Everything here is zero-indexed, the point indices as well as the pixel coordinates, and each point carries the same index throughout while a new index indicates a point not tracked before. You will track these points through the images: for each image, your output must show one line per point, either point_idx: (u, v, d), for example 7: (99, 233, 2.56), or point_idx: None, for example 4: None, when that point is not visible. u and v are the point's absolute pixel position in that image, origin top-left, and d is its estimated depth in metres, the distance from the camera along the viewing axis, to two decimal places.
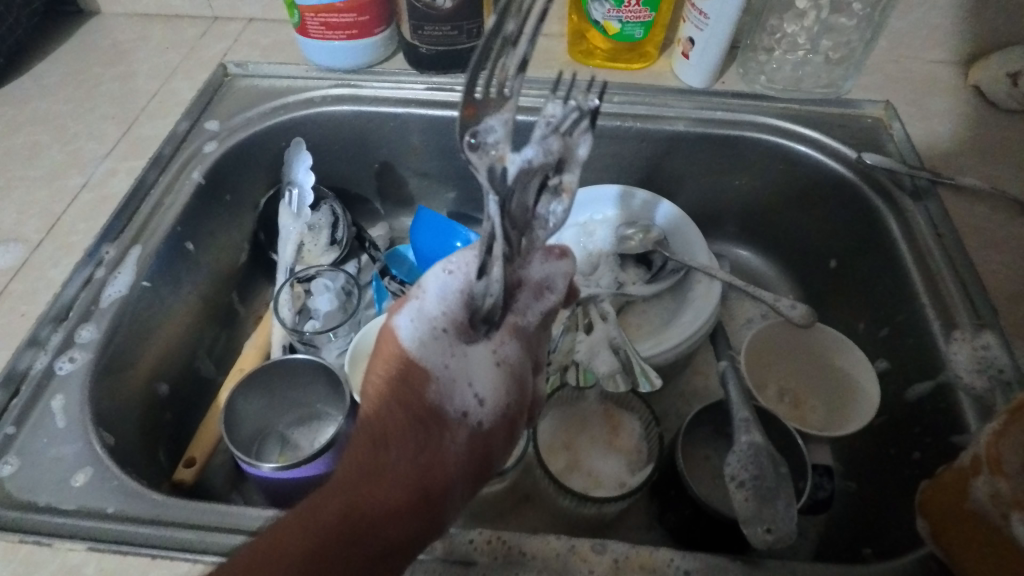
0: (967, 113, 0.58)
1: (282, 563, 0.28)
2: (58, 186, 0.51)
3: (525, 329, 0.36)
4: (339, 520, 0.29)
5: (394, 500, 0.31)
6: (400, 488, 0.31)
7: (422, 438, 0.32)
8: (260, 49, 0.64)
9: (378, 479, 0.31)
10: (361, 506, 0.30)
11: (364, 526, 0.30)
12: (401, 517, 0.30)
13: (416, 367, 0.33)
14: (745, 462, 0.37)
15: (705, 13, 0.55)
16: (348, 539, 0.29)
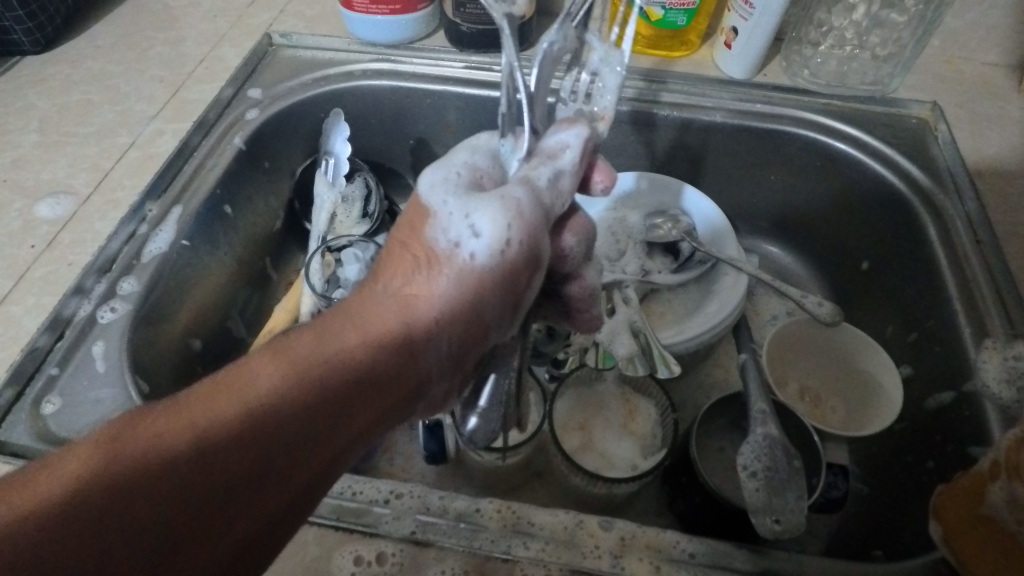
0: (1018, 118, 0.56)
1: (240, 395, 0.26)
2: (107, 143, 0.53)
3: (540, 185, 0.32)
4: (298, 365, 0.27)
5: (363, 370, 0.28)
6: (371, 358, 0.29)
7: (402, 328, 0.30)
8: (305, 20, 0.65)
9: (344, 346, 0.28)
10: (323, 368, 0.28)
11: (325, 390, 0.27)
12: (367, 384, 0.29)
13: (419, 216, 0.31)
14: (758, 453, 0.38)
15: (751, 2, 0.54)
16: (309, 377, 0.27)
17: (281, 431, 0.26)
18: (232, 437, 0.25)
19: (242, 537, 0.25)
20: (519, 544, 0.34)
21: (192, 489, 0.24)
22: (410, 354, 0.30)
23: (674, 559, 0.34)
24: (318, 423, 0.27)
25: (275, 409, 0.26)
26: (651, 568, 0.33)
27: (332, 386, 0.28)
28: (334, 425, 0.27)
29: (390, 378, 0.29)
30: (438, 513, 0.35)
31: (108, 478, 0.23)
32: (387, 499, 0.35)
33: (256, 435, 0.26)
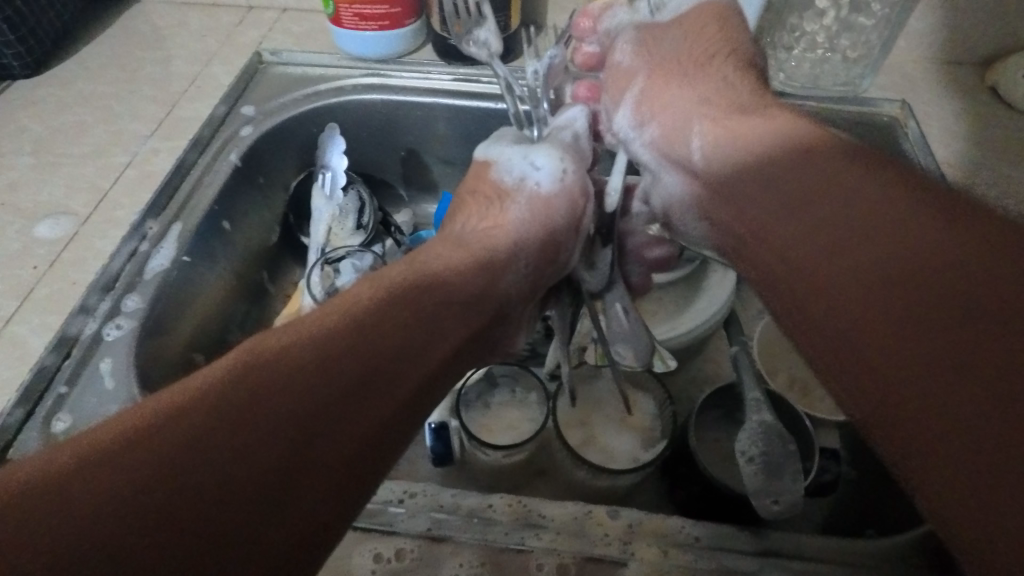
0: (982, 114, 0.59)
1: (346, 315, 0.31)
2: (104, 163, 0.54)
3: (577, 143, 0.46)
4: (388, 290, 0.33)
5: (460, 290, 0.35)
6: (461, 279, 0.36)
7: (483, 257, 0.38)
8: (294, 37, 0.66)
9: (439, 272, 0.35)
10: (431, 282, 0.34)
11: (432, 301, 0.33)
12: (461, 301, 0.35)
13: (485, 165, 0.44)
14: (754, 439, 0.39)
15: (727, 10, 0.56)
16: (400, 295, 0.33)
17: (401, 331, 0.31)
18: (364, 334, 0.30)
19: (363, 434, 0.28)
20: (532, 535, 0.35)
21: (335, 372, 0.29)
22: (494, 275, 0.37)
23: (679, 543, 0.35)
24: (429, 329, 0.32)
25: (396, 311, 0.32)
26: (658, 552, 0.35)
27: (438, 300, 0.34)
28: (426, 338, 0.32)
29: (478, 297, 0.36)
30: (451, 510, 0.36)
31: (271, 362, 0.28)
32: (401, 499, 0.36)
33: (381, 336, 0.31)
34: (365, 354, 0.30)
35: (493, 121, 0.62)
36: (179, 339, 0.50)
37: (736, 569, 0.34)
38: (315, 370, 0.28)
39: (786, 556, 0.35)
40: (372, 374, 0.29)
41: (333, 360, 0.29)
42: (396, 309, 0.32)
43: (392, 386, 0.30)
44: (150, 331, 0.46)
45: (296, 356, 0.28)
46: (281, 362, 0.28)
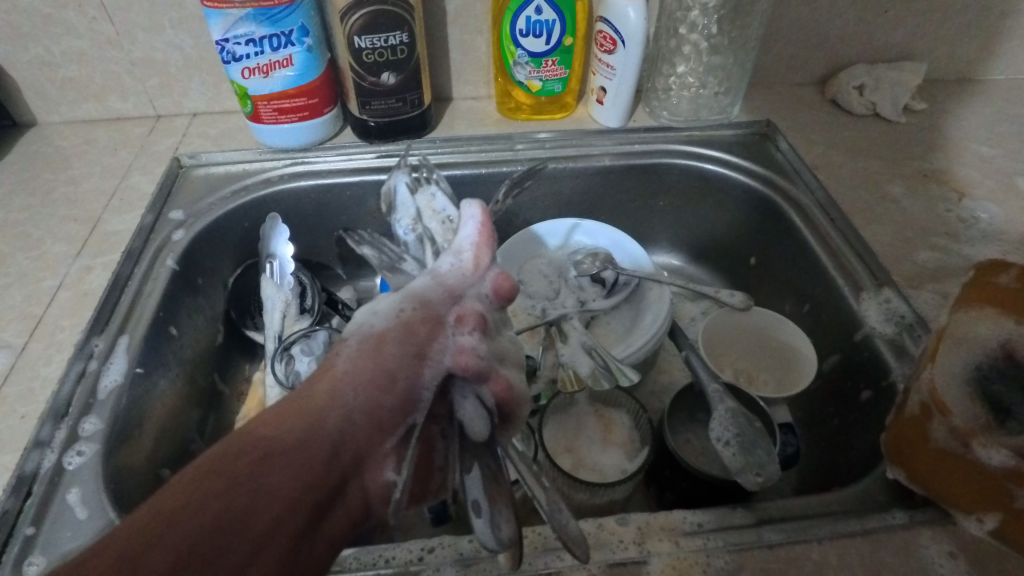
0: (832, 121, 0.71)
1: (145, 520, 0.25)
2: (33, 290, 0.53)
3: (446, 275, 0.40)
4: (209, 470, 0.27)
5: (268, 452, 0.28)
6: (267, 435, 0.28)
7: (293, 410, 0.30)
8: (210, 139, 0.68)
9: (223, 438, 0.28)
10: (247, 458, 0.27)
11: (222, 484, 0.26)
12: (276, 468, 0.27)
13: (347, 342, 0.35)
14: (726, 424, 0.45)
15: (612, 65, 0.64)
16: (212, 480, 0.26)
17: (176, 534, 0.25)
18: (156, 531, 0.24)
19: None
20: (555, 558, 0.37)
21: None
22: (310, 427, 0.29)
23: (687, 532, 0.38)
24: (215, 521, 0.25)
25: (167, 512, 0.25)
26: (672, 545, 0.37)
27: (224, 480, 0.26)
28: (228, 544, 0.25)
29: (301, 454, 0.28)
30: (474, 555, 0.37)
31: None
32: (422, 557, 0.37)
33: (147, 550, 0.24)
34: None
35: None
36: (143, 453, 0.48)
37: (742, 542, 0.37)
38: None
39: (780, 520, 0.39)
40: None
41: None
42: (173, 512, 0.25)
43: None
44: (114, 451, 0.44)
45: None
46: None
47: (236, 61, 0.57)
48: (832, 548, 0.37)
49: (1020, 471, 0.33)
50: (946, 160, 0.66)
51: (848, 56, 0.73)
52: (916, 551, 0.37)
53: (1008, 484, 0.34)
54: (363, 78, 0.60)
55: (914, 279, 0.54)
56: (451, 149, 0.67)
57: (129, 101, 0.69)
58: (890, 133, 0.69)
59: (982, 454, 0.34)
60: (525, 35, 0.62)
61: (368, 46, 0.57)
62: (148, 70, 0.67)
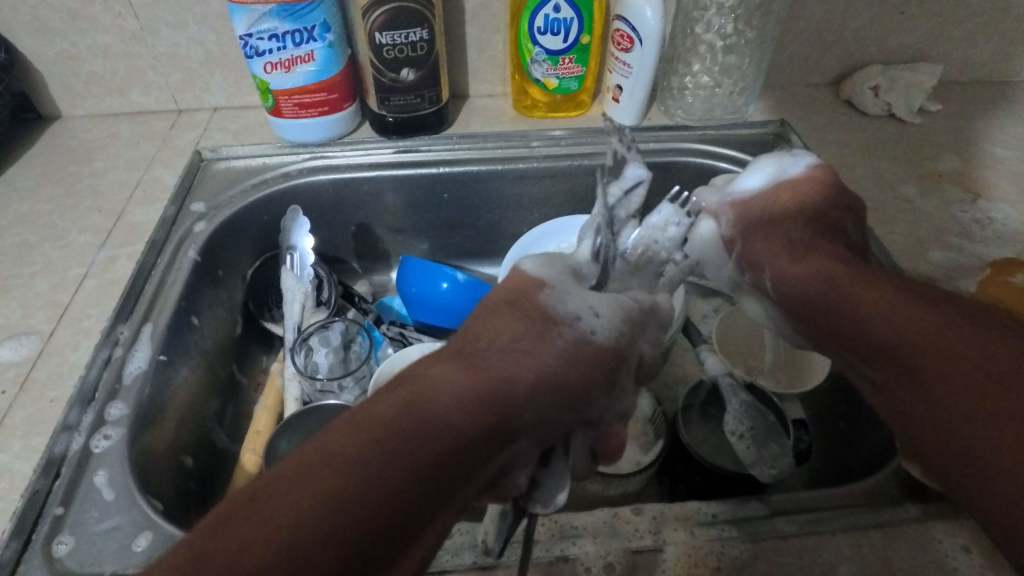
0: (846, 121, 0.71)
1: (303, 493, 0.26)
2: (59, 278, 0.54)
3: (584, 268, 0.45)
4: (364, 443, 0.27)
5: (443, 435, 0.29)
6: (475, 423, 0.30)
7: (476, 393, 0.31)
8: (230, 133, 0.69)
9: (458, 397, 0.30)
10: (445, 419, 0.29)
11: (406, 457, 0.27)
12: (442, 458, 0.28)
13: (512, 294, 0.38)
14: (740, 418, 0.46)
15: (628, 63, 0.64)
16: (371, 455, 0.27)
17: (340, 523, 0.25)
18: (335, 497, 0.26)
19: None
20: (571, 545, 0.37)
21: (272, 565, 0.24)
22: (517, 409, 0.32)
23: (702, 523, 0.38)
24: (421, 489, 0.27)
25: (336, 467, 0.27)
26: (686, 534, 0.38)
27: (411, 448, 0.28)
28: (386, 543, 0.26)
29: (480, 440, 0.30)
30: None
31: (211, 556, 0.25)
32: (440, 542, 0.38)
33: (323, 527, 0.25)
34: (297, 534, 0.25)
35: (438, 184, 0.67)
36: (166, 439, 0.49)
37: (756, 533, 0.38)
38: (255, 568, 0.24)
39: (794, 512, 0.39)
40: (330, 565, 0.25)
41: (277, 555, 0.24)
42: (356, 467, 0.27)
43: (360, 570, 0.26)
44: (139, 436, 0.45)
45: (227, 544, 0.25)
46: (257, 548, 0.25)
47: (258, 56, 0.58)
48: (844, 540, 0.38)
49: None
50: (961, 161, 0.66)
51: (862, 57, 0.73)
52: (928, 544, 0.38)
53: None
54: (383, 74, 0.61)
55: (928, 277, 0.54)
56: (468, 145, 0.68)
57: (152, 95, 0.70)
58: (904, 134, 0.69)
59: None
60: (542, 33, 0.62)
61: (388, 42, 0.58)
62: (171, 65, 0.68)
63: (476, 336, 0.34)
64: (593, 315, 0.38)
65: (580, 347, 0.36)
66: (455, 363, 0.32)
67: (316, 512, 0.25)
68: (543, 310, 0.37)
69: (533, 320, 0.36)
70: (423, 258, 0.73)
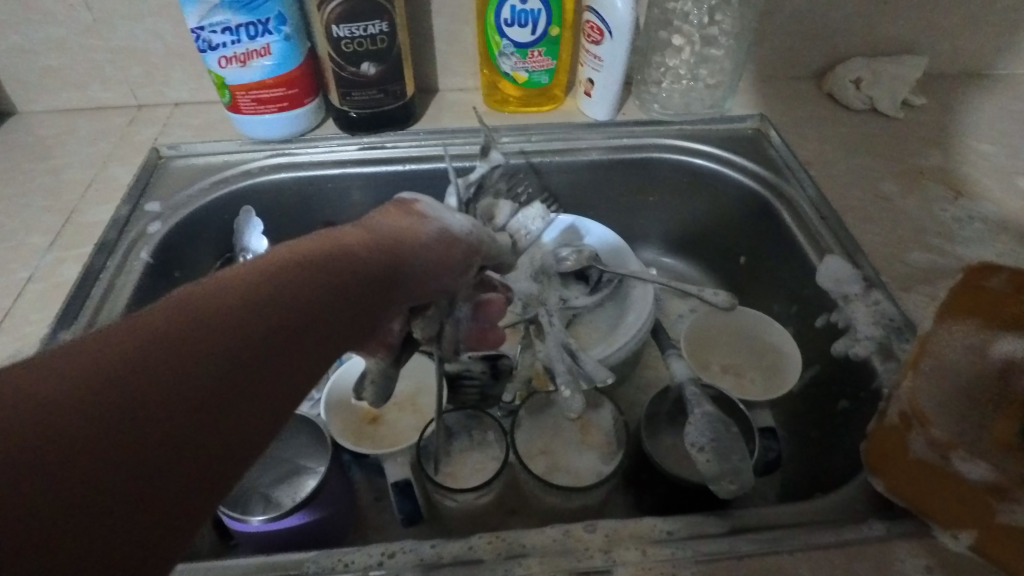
0: (827, 116, 0.69)
1: (220, 296, 0.25)
2: (4, 281, 0.52)
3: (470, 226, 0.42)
4: (277, 262, 0.28)
5: (330, 265, 0.30)
6: (362, 265, 0.31)
7: (378, 245, 0.33)
8: (191, 130, 0.67)
9: (352, 253, 0.31)
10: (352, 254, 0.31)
11: (299, 295, 0.28)
12: (352, 289, 0.30)
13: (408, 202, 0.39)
14: (702, 429, 0.44)
15: (600, 56, 0.62)
16: (288, 268, 0.28)
17: (261, 321, 0.26)
18: (256, 305, 0.26)
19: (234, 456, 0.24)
20: (516, 565, 0.36)
21: (152, 388, 0.22)
22: (395, 263, 0.34)
23: (655, 541, 0.37)
24: (312, 321, 0.28)
25: (224, 299, 0.25)
26: (639, 553, 0.36)
27: (301, 288, 0.28)
28: (302, 354, 0.27)
29: (367, 281, 0.31)
30: (435, 560, 0.36)
31: (65, 387, 0.21)
32: (382, 561, 0.36)
33: (242, 328, 0.25)
34: (186, 360, 0.23)
35: (405, 182, 0.65)
36: None
37: (712, 552, 0.36)
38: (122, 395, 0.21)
39: (753, 529, 0.37)
40: (223, 378, 0.24)
41: (157, 373, 0.22)
42: (243, 295, 0.26)
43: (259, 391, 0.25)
44: None
45: (83, 378, 0.21)
46: (128, 374, 0.22)
47: (212, 49, 0.56)
48: (804, 560, 0.36)
49: (1001, 485, 0.33)
50: (945, 157, 0.64)
51: (846, 49, 0.71)
52: (891, 564, 0.36)
53: (990, 498, 0.34)
54: (343, 68, 0.58)
55: (905, 279, 0.52)
56: (436, 141, 0.66)
57: (111, 90, 0.68)
58: (887, 129, 0.67)
59: (962, 467, 0.34)
60: (510, 25, 0.60)
61: (347, 35, 0.56)
62: (128, 59, 0.66)
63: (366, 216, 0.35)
64: (460, 219, 0.40)
65: (449, 242, 0.39)
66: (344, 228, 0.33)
67: (201, 338, 0.24)
68: (421, 212, 0.38)
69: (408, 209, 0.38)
70: None
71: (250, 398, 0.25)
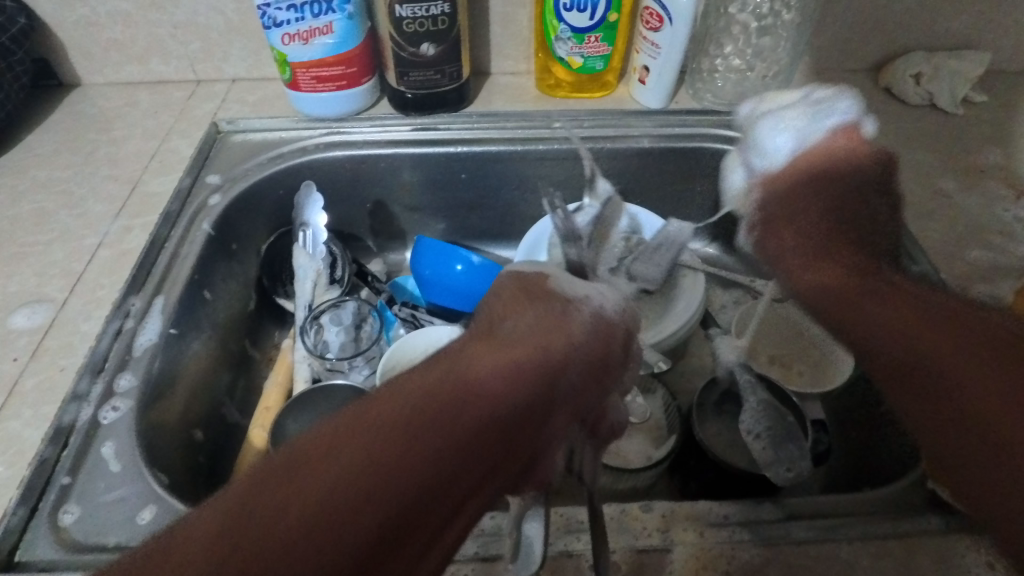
0: (884, 110, 0.68)
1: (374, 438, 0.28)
2: (74, 247, 0.54)
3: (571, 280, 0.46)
4: (423, 413, 0.29)
5: (465, 410, 0.30)
6: (519, 382, 0.32)
7: (521, 370, 0.32)
8: (248, 105, 0.68)
9: (509, 369, 0.32)
10: (489, 377, 0.31)
11: (464, 420, 0.30)
12: (485, 426, 0.30)
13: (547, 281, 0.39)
14: (757, 418, 0.45)
15: (657, 43, 0.62)
16: (432, 421, 0.29)
17: (398, 482, 0.27)
18: (394, 450, 0.28)
19: None
20: (575, 540, 0.36)
21: (301, 546, 0.26)
22: (542, 389, 0.33)
23: (713, 523, 0.37)
24: (477, 451, 0.30)
25: (399, 418, 0.29)
26: (696, 535, 0.37)
27: (467, 407, 0.30)
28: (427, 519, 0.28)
29: (530, 400, 0.32)
30: (494, 532, 0.37)
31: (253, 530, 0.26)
32: None
33: (380, 487, 0.27)
34: (360, 485, 0.27)
35: (456, 164, 0.66)
36: (175, 412, 0.49)
37: (769, 537, 0.37)
38: (312, 532, 0.26)
39: (809, 517, 0.38)
40: (388, 520, 0.27)
41: (335, 509, 0.26)
42: (411, 420, 0.29)
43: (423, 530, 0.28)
44: (148, 409, 0.45)
45: (285, 502, 0.26)
46: (316, 511, 0.26)
47: (277, 26, 0.56)
48: (861, 550, 0.36)
49: None
50: (1006, 155, 0.63)
51: (906, 42, 0.70)
52: (949, 558, 0.36)
53: None
54: (403, 48, 0.59)
55: (963, 277, 0.52)
56: (488, 124, 0.66)
57: (171, 64, 0.70)
58: (945, 126, 0.66)
59: None
60: (569, 9, 0.60)
61: (409, 15, 0.57)
62: (190, 34, 0.67)
63: (508, 331, 0.35)
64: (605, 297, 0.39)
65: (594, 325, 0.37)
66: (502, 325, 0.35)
67: (376, 465, 0.27)
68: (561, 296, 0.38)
69: (562, 312, 0.36)
70: (439, 238, 0.72)
71: (409, 546, 0.27)
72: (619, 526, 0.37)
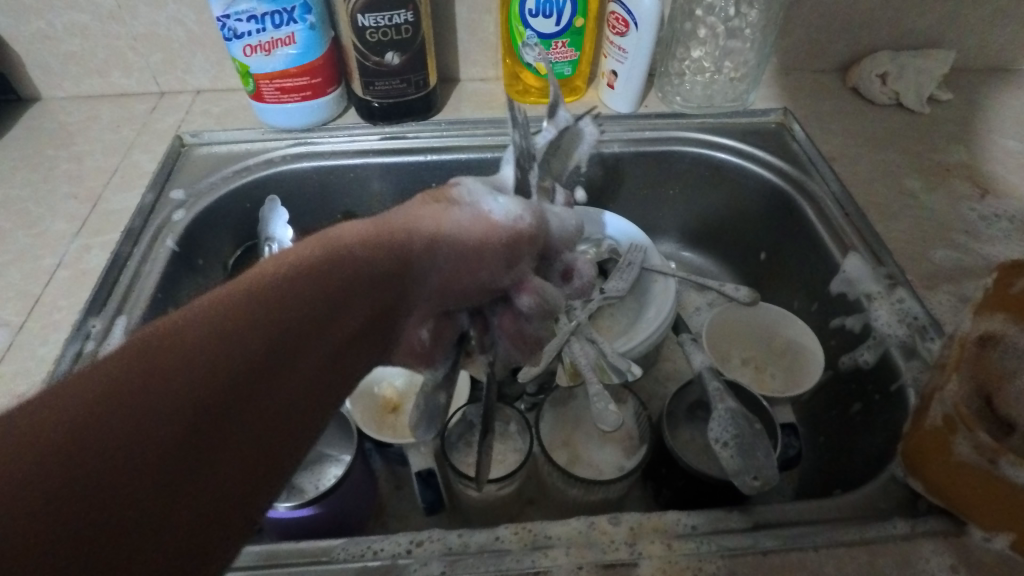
0: (852, 110, 0.68)
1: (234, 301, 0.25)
2: (32, 267, 0.53)
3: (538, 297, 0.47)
4: (289, 273, 0.27)
5: (337, 270, 0.29)
6: (367, 258, 0.30)
7: (393, 242, 0.32)
8: (213, 117, 0.67)
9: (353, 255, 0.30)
10: (356, 249, 0.30)
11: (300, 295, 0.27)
12: (358, 293, 0.29)
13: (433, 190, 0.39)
14: (725, 424, 0.44)
15: (624, 48, 0.62)
16: (302, 279, 0.27)
17: (264, 334, 0.25)
18: (258, 308, 0.25)
19: (246, 469, 0.24)
20: (542, 556, 0.36)
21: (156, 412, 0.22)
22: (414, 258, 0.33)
23: (680, 534, 0.37)
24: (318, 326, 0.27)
25: (211, 305, 0.25)
26: (663, 547, 0.37)
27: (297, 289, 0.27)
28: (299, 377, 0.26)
29: (377, 276, 0.30)
30: (462, 550, 0.37)
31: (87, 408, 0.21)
32: (410, 549, 0.37)
33: (247, 342, 0.24)
34: (166, 381, 0.22)
35: (425, 172, 0.65)
36: None
37: (736, 547, 0.37)
38: (112, 434, 0.21)
39: (776, 524, 0.38)
40: (243, 384, 0.24)
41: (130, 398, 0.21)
42: (230, 307, 0.25)
43: (254, 429, 0.24)
44: None
45: (115, 381, 0.22)
46: (109, 390, 0.21)
47: (237, 38, 0.56)
48: (827, 557, 0.36)
49: None
50: (970, 153, 0.63)
51: (871, 42, 0.70)
52: (915, 562, 0.36)
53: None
54: (367, 58, 0.58)
55: (929, 278, 0.52)
56: (457, 132, 0.66)
57: (133, 76, 0.68)
58: (911, 125, 0.67)
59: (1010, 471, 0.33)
60: (534, 15, 0.60)
61: (371, 24, 0.56)
62: (151, 46, 0.66)
63: (369, 222, 0.32)
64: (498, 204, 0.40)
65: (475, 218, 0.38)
66: (341, 226, 0.32)
67: (195, 346, 0.23)
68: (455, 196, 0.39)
69: (427, 212, 0.36)
70: None
71: (240, 420, 0.24)
72: (587, 540, 0.37)
